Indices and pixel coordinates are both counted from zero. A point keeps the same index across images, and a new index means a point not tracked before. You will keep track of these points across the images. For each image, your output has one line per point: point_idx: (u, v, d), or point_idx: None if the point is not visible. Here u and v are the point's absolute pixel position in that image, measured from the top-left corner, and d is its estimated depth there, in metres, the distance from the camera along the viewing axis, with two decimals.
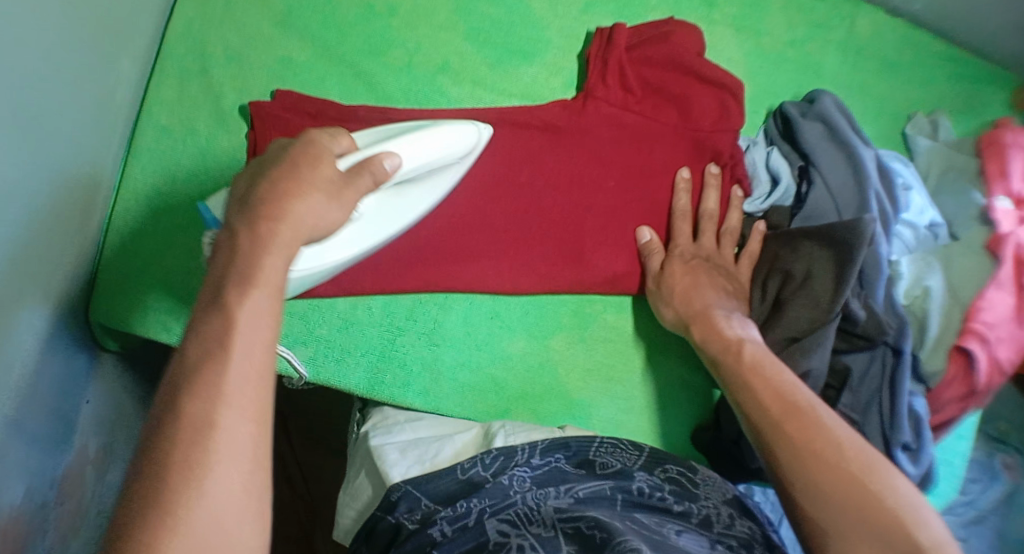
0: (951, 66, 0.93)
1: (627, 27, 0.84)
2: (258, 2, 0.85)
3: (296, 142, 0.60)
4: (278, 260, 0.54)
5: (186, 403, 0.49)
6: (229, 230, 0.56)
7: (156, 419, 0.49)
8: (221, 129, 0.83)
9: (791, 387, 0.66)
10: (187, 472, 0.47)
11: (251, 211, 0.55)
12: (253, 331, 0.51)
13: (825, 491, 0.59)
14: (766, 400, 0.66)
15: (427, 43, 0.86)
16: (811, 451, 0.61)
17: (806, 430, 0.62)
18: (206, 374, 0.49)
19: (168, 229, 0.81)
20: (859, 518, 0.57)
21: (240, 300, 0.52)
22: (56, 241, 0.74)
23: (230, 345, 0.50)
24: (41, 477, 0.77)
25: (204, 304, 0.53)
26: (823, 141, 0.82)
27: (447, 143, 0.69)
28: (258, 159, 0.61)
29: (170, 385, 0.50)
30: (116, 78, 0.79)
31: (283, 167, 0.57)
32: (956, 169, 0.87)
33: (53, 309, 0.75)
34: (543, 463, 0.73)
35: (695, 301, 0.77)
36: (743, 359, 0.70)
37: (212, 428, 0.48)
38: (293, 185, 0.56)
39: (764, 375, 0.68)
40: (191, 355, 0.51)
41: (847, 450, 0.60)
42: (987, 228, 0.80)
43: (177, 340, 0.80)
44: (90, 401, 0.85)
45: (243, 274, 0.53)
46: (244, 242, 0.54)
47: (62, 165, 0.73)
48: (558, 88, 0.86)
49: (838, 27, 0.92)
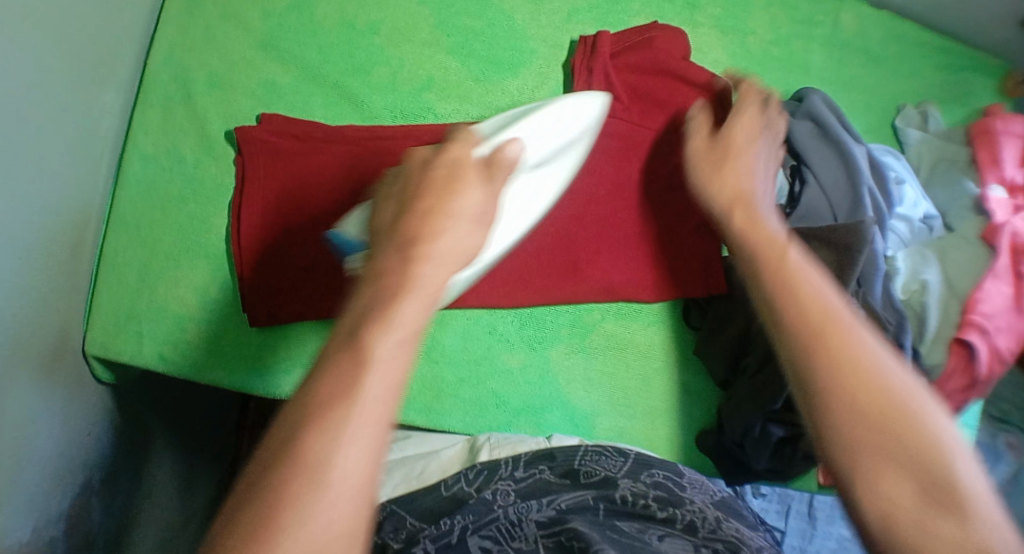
0: (938, 55, 0.93)
1: (611, 34, 0.84)
2: (240, 26, 0.84)
3: (437, 156, 0.54)
4: (440, 269, 0.49)
5: (308, 445, 0.41)
6: (374, 258, 0.49)
7: (275, 474, 0.41)
8: (207, 155, 0.82)
9: (829, 314, 0.51)
10: (269, 537, 0.39)
11: (408, 244, 0.49)
12: (392, 367, 0.44)
13: (849, 398, 0.47)
14: (799, 303, 0.52)
15: (412, 59, 0.85)
16: (852, 375, 0.48)
17: (845, 350, 0.49)
18: (310, 418, 0.42)
19: (161, 258, 0.80)
20: (894, 443, 0.46)
21: (378, 341, 0.44)
22: (47, 279, 0.73)
23: (380, 351, 0.44)
24: (49, 514, 0.76)
25: (343, 340, 0.45)
26: (815, 139, 0.81)
27: (584, 113, 0.73)
28: (402, 171, 0.55)
29: (274, 439, 0.42)
30: (99, 110, 0.78)
31: (429, 200, 0.51)
32: (948, 160, 0.87)
33: (51, 346, 0.75)
34: (527, 475, 0.73)
35: (727, 172, 0.67)
36: (783, 263, 0.55)
37: (323, 479, 0.41)
38: (443, 212, 0.50)
39: (796, 281, 0.53)
40: (319, 392, 0.43)
41: (887, 376, 0.48)
42: (981, 219, 0.80)
43: (176, 372, 0.79)
44: (92, 434, 0.83)
45: (386, 311, 0.46)
46: (366, 271, 0.49)
47: (50, 203, 0.72)
48: (544, 98, 0.86)
49: (823, 22, 0.92)
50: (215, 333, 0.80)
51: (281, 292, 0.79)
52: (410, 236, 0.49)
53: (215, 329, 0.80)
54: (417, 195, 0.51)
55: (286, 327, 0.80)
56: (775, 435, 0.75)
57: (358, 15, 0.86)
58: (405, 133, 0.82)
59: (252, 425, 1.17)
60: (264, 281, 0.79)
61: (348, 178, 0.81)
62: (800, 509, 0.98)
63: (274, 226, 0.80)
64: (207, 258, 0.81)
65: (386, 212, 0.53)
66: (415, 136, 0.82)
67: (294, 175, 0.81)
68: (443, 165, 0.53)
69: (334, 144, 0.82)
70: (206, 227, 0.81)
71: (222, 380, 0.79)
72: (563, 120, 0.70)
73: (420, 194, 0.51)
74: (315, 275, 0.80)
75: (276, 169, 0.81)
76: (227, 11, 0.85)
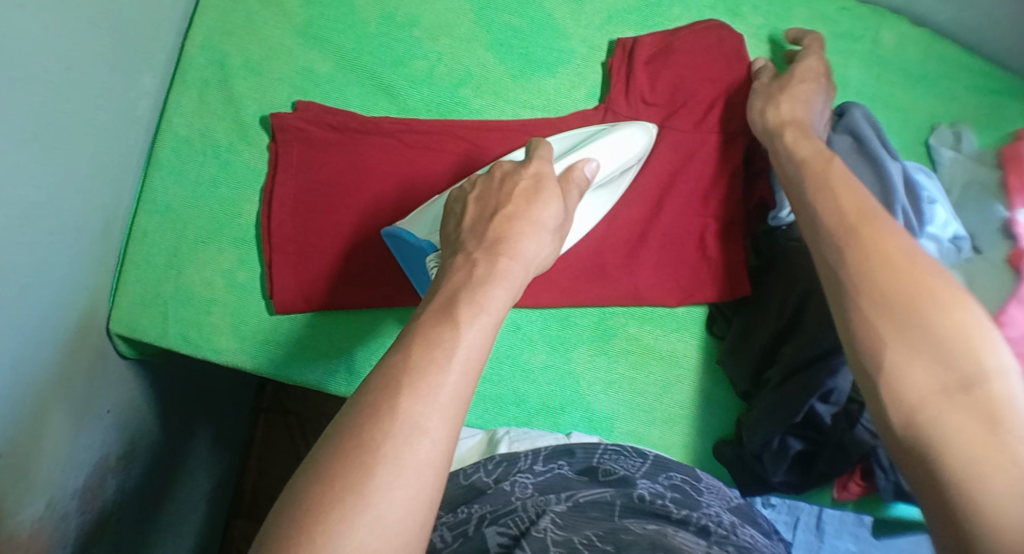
0: (975, 76, 0.93)
1: (649, 36, 0.85)
2: (281, 13, 0.84)
3: (519, 170, 0.62)
4: (521, 266, 0.57)
5: (403, 398, 0.48)
6: (465, 257, 0.57)
7: (367, 409, 0.48)
8: (242, 140, 0.82)
9: (909, 258, 0.57)
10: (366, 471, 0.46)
11: (494, 243, 0.57)
12: (473, 348, 0.51)
13: (892, 322, 0.55)
14: (854, 254, 0.59)
15: (449, 54, 0.85)
16: (905, 298, 0.56)
17: (901, 277, 0.57)
18: (420, 374, 0.49)
19: (190, 240, 0.80)
20: (948, 368, 0.52)
21: (470, 322, 0.52)
22: (75, 255, 0.73)
23: (454, 356, 0.51)
24: (64, 487, 0.76)
25: (433, 310, 0.53)
26: (851, 155, 0.82)
27: (627, 145, 0.78)
28: (486, 179, 0.63)
29: (378, 377, 0.50)
30: (137, 89, 0.78)
31: (515, 200, 0.60)
32: (980, 182, 0.86)
33: (76, 322, 0.75)
34: (546, 469, 0.74)
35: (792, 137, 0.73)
36: (848, 218, 0.62)
37: (418, 432, 0.47)
38: (528, 221, 0.59)
39: (877, 235, 0.59)
40: (415, 355, 0.50)
41: (947, 302, 0.55)
42: (1009, 243, 0.80)
43: (201, 352, 0.79)
44: (111, 411, 0.82)
45: (473, 298, 0.54)
46: (482, 269, 0.56)
47: (82, 179, 0.72)
48: (581, 99, 0.86)
49: (863, 38, 0.92)
50: (241, 316, 0.80)
51: (310, 280, 0.80)
52: (502, 236, 0.58)
53: (241, 313, 0.80)
54: (498, 202, 0.60)
55: (309, 315, 0.80)
56: (793, 448, 0.75)
57: (399, 6, 0.85)
58: (441, 130, 0.83)
59: (268, 409, 1.18)
60: (293, 268, 0.79)
61: (382, 171, 0.82)
62: (808, 520, 0.98)
63: (306, 214, 0.80)
64: (237, 242, 0.81)
65: (471, 208, 0.61)
66: (451, 132, 0.83)
67: (329, 165, 0.81)
68: (518, 178, 0.62)
69: (369, 136, 0.82)
70: (236, 212, 0.81)
71: (244, 363, 0.79)
72: (614, 149, 0.76)
73: (501, 202, 0.60)
74: (345, 265, 0.80)
75: (311, 158, 0.81)
76: None
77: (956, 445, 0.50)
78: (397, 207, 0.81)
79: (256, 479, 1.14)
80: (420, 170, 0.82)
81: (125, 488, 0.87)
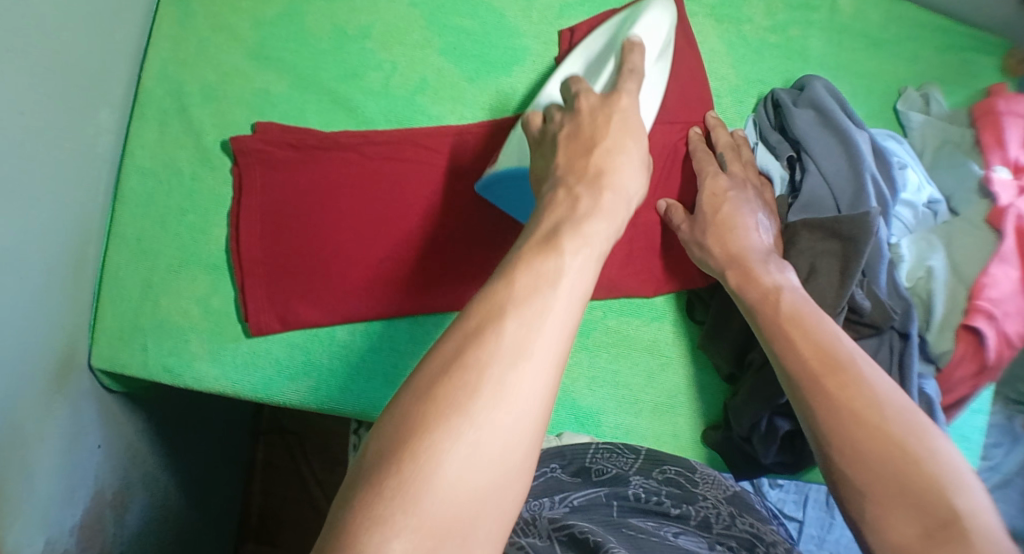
0: (937, 36, 0.92)
1: (587, 25, 0.86)
2: (232, 37, 0.85)
3: (604, 106, 0.65)
4: (618, 197, 0.59)
5: (506, 322, 0.48)
6: (566, 191, 0.59)
7: (473, 332, 0.47)
8: (205, 167, 0.83)
9: (833, 339, 0.63)
10: (466, 395, 0.45)
11: (594, 177, 0.60)
12: (581, 273, 0.52)
13: (843, 428, 0.57)
14: (805, 352, 0.62)
15: (404, 62, 0.85)
16: (852, 413, 0.57)
17: (845, 384, 0.59)
18: (524, 297, 0.49)
19: (162, 271, 0.81)
20: (890, 465, 0.54)
21: (573, 249, 0.53)
22: (51, 296, 0.73)
23: (557, 284, 0.50)
24: (60, 525, 0.76)
25: (534, 241, 0.54)
26: (817, 128, 0.81)
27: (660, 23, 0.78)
28: (572, 115, 0.65)
29: (484, 304, 0.49)
30: (98, 126, 0.78)
31: (607, 134, 0.63)
32: (953, 142, 0.85)
33: (57, 362, 0.75)
34: (539, 473, 0.73)
35: (722, 211, 0.76)
36: (782, 310, 0.67)
37: (522, 354, 0.47)
38: (619, 152, 0.62)
39: (802, 325, 0.65)
40: (520, 280, 0.50)
41: (889, 409, 0.57)
42: (987, 202, 0.79)
43: (180, 382, 0.79)
44: (102, 447, 0.82)
45: (576, 227, 0.55)
46: (585, 202, 0.57)
47: (51, 219, 0.72)
48: (538, 97, 0.86)
49: (820, 7, 0.91)
50: (216, 344, 0.80)
51: (282, 301, 0.80)
52: (600, 170, 0.60)
53: (217, 340, 0.80)
54: (592, 134, 0.63)
55: (290, 335, 0.80)
56: (782, 429, 0.75)
57: (350, 19, 0.86)
58: (402, 139, 0.83)
59: (268, 431, 1.19)
60: (266, 290, 0.79)
61: (349, 185, 0.82)
62: (818, 498, 0.99)
63: (274, 234, 0.81)
64: (208, 269, 0.81)
65: (562, 145, 0.63)
66: (413, 141, 0.83)
67: (295, 186, 0.82)
68: (609, 112, 0.64)
69: (332, 152, 0.82)
70: (206, 238, 0.81)
71: (227, 389, 0.79)
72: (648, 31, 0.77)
73: (596, 134, 0.63)
74: (318, 282, 0.80)
75: (274, 180, 0.81)
76: (219, 22, 0.85)
77: (895, 520, 0.52)
78: (368, 221, 0.82)
79: (263, 501, 1.16)
80: (388, 180, 0.83)
81: (124, 523, 0.87)
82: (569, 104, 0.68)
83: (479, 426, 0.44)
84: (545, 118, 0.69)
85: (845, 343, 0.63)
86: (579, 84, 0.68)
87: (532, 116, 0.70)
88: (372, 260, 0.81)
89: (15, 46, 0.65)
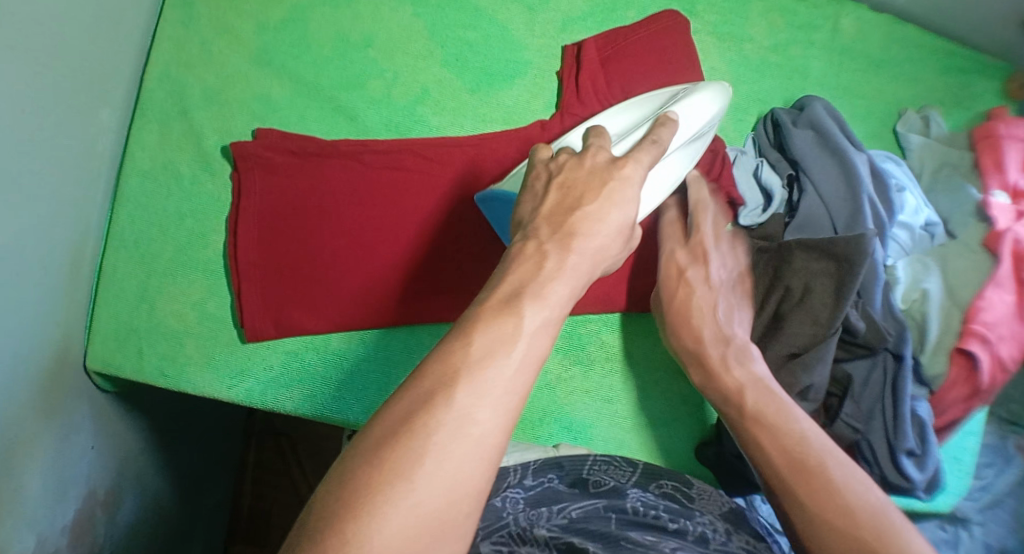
0: (939, 59, 0.92)
1: (595, 40, 0.86)
2: (234, 42, 0.85)
3: (611, 167, 0.62)
4: (584, 259, 0.57)
5: (457, 391, 0.48)
6: (535, 242, 0.57)
7: (424, 394, 0.48)
8: (204, 171, 0.83)
9: (801, 439, 0.63)
10: (410, 460, 0.45)
11: (564, 232, 0.58)
12: (535, 342, 0.51)
13: (816, 534, 0.57)
14: (773, 455, 0.63)
15: (406, 72, 0.86)
16: (824, 519, 0.57)
17: (815, 486, 0.59)
18: (479, 364, 0.49)
19: (159, 273, 0.81)
20: None
21: (531, 312, 0.52)
22: (47, 295, 0.74)
23: (512, 350, 0.50)
24: (51, 523, 0.76)
25: (495, 305, 0.53)
26: (815, 148, 0.81)
27: (704, 108, 0.75)
28: (574, 159, 0.63)
29: (436, 366, 0.49)
30: (98, 127, 0.78)
31: (596, 198, 0.60)
32: (951, 164, 0.85)
33: (51, 362, 0.75)
34: (536, 483, 0.73)
35: (683, 293, 0.76)
36: (747, 410, 0.67)
37: (469, 421, 0.47)
38: (598, 218, 0.59)
39: (770, 428, 0.65)
40: (476, 345, 0.50)
41: (860, 510, 0.57)
42: (984, 225, 0.80)
43: (176, 385, 0.79)
44: (94, 447, 0.82)
45: (537, 290, 0.54)
46: (551, 263, 0.56)
47: (50, 219, 0.73)
48: (538, 109, 0.87)
49: (822, 27, 0.91)
50: (212, 348, 0.80)
51: (277, 307, 0.80)
52: (575, 229, 0.58)
53: (213, 344, 0.80)
54: (581, 195, 0.60)
55: (285, 341, 0.80)
56: None
57: (353, 27, 0.86)
58: (401, 149, 0.83)
59: (260, 431, 1.19)
60: (261, 296, 0.80)
61: (348, 193, 0.82)
62: None
63: (270, 240, 0.81)
64: (204, 272, 0.81)
65: (552, 195, 0.60)
66: (412, 150, 0.84)
67: (293, 193, 0.82)
68: (609, 176, 0.61)
69: (331, 159, 0.83)
70: (203, 242, 0.82)
71: (223, 393, 0.79)
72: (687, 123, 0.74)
73: (584, 194, 0.60)
74: (314, 289, 0.80)
75: (273, 185, 0.82)
76: (222, 26, 0.85)
77: None
78: (365, 230, 0.82)
79: (253, 501, 1.16)
80: (387, 189, 0.83)
81: (113, 522, 0.86)
82: (580, 152, 0.64)
83: (419, 490, 0.45)
84: (553, 154, 0.65)
85: (814, 442, 0.63)
86: (598, 139, 0.65)
87: (541, 148, 0.65)
88: (368, 270, 0.81)
89: (19, 46, 0.65)
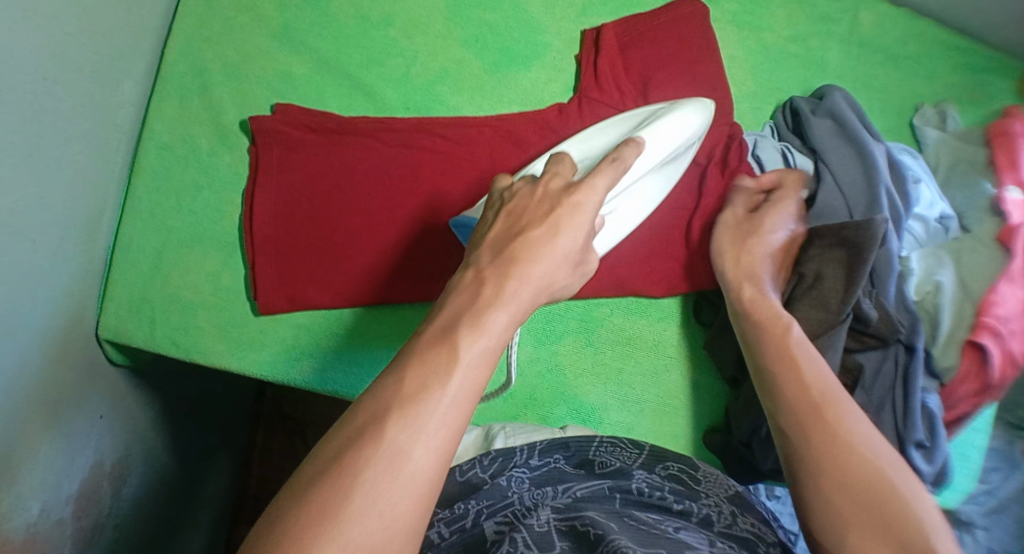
0: (956, 56, 0.92)
1: (615, 26, 0.87)
2: (257, 17, 0.86)
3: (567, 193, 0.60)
4: (525, 288, 0.56)
5: (391, 426, 0.48)
6: (475, 273, 0.57)
7: (356, 433, 0.48)
8: (222, 145, 0.83)
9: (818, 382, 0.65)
10: (340, 497, 0.46)
11: (506, 262, 0.56)
12: (471, 371, 0.51)
13: (824, 471, 0.59)
14: (793, 394, 0.64)
15: (426, 51, 0.86)
16: (832, 456, 0.59)
17: (829, 433, 0.61)
18: (414, 398, 0.49)
19: (175, 245, 0.81)
20: (869, 511, 0.56)
21: (467, 343, 0.52)
22: (62, 260, 0.74)
23: (447, 383, 0.50)
24: (57, 492, 0.76)
25: (431, 334, 0.53)
26: (834, 139, 0.82)
27: (681, 130, 0.76)
28: (529, 187, 0.62)
29: (368, 403, 0.49)
30: (118, 97, 0.79)
31: (544, 227, 0.58)
32: (967, 160, 0.85)
33: (64, 328, 0.75)
34: (541, 463, 0.72)
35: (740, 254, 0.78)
36: (778, 345, 0.68)
37: (403, 458, 0.47)
38: (550, 249, 0.58)
39: (792, 371, 0.66)
40: (409, 380, 0.50)
41: (870, 462, 0.58)
42: (997, 220, 0.79)
43: (187, 356, 0.79)
44: (104, 418, 0.82)
45: (473, 317, 0.53)
46: (489, 290, 0.55)
47: (69, 184, 0.73)
48: (556, 92, 0.87)
49: (840, 20, 0.91)
50: (224, 321, 0.80)
51: (290, 280, 0.80)
52: (514, 255, 0.57)
53: (225, 317, 0.80)
54: (529, 223, 0.59)
55: (296, 316, 0.81)
56: None
57: (374, 7, 0.87)
58: (419, 127, 0.84)
59: (268, 415, 1.19)
60: (275, 267, 0.80)
61: (358, 171, 0.82)
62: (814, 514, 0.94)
63: (284, 214, 0.81)
64: (219, 247, 0.82)
65: (502, 222, 0.60)
66: (430, 129, 0.84)
67: (309, 168, 0.82)
68: (558, 204, 0.59)
69: (348, 135, 0.83)
70: (220, 214, 0.82)
71: (231, 365, 0.79)
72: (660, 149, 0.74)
73: (531, 224, 0.59)
74: (328, 263, 0.81)
75: (290, 159, 0.82)
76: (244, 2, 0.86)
77: None
78: (376, 207, 0.82)
79: (260, 484, 1.15)
80: (402, 168, 0.83)
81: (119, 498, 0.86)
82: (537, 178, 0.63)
83: (353, 527, 0.45)
84: (511, 183, 0.64)
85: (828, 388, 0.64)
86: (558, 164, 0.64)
87: (501, 179, 0.65)
88: (381, 247, 0.82)
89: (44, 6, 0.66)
